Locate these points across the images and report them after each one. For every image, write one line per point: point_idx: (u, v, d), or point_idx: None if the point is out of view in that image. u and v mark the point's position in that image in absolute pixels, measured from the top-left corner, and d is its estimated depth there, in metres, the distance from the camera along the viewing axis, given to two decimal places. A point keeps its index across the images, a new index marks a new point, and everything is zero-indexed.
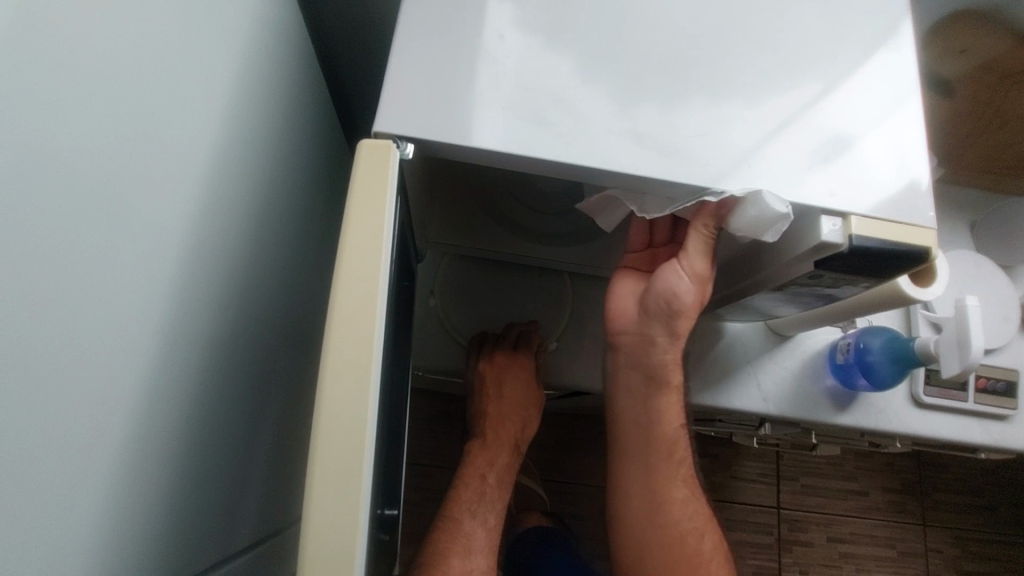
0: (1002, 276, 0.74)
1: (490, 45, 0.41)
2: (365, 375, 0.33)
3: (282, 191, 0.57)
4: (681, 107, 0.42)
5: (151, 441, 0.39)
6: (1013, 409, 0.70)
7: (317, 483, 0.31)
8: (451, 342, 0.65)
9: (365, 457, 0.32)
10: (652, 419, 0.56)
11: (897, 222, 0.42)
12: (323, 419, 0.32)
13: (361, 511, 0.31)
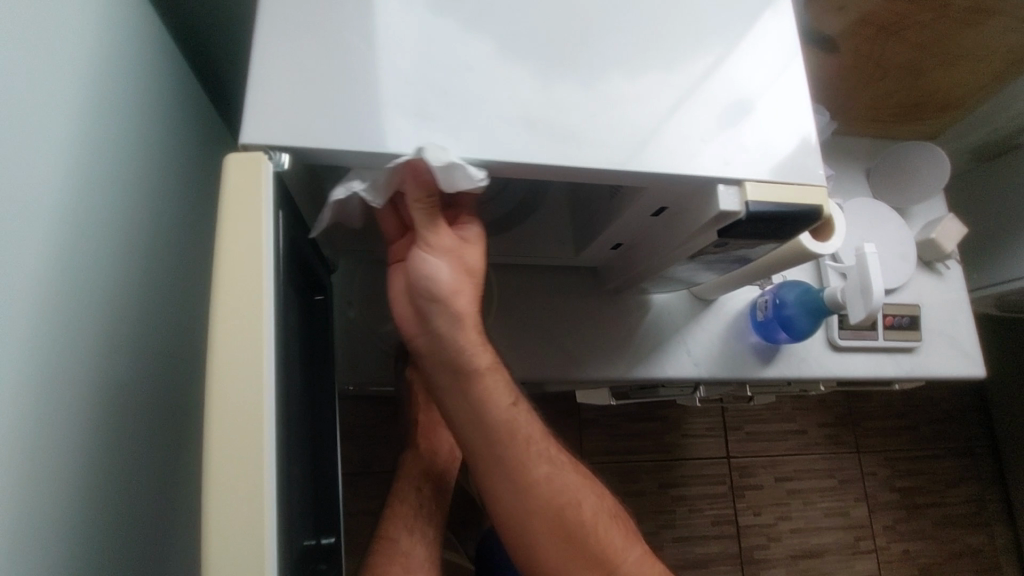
0: (897, 218, 0.79)
1: (371, 32, 0.38)
2: (257, 415, 0.31)
3: (143, 211, 0.51)
4: (579, 86, 0.41)
5: (26, 514, 0.35)
6: (917, 341, 0.75)
7: (215, 539, 0.30)
8: (376, 351, 0.62)
9: (266, 505, 0.30)
10: (477, 407, 0.47)
11: (791, 183, 0.43)
12: (213, 467, 0.30)
13: (266, 555, 0.30)
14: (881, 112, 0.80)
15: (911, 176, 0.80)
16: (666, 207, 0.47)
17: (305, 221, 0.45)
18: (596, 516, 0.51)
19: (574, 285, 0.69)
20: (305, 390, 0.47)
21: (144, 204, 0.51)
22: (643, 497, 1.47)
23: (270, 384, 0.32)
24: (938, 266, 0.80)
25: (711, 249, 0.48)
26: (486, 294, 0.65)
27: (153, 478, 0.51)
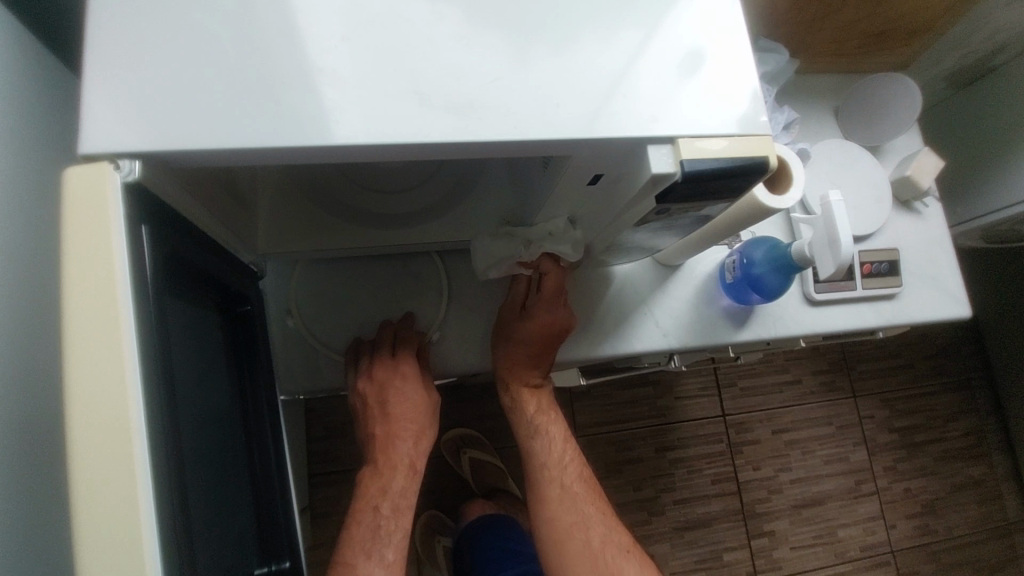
0: (870, 157, 0.74)
1: (277, 5, 0.34)
2: (127, 447, 0.27)
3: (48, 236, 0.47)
4: (544, 39, 0.37)
5: None
6: (899, 287, 0.71)
7: None
8: (322, 356, 0.59)
9: (149, 555, 0.27)
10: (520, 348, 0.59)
11: (733, 136, 0.39)
12: (83, 509, 0.27)
13: None
14: (846, 45, 0.74)
15: (885, 111, 0.75)
16: (601, 174, 0.43)
17: (203, 232, 0.41)
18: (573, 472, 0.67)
19: None
20: (230, 412, 0.43)
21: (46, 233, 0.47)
22: (641, 465, 1.46)
23: (141, 410, 0.28)
24: (917, 204, 0.76)
25: (654, 215, 0.44)
26: (436, 282, 0.61)
27: None
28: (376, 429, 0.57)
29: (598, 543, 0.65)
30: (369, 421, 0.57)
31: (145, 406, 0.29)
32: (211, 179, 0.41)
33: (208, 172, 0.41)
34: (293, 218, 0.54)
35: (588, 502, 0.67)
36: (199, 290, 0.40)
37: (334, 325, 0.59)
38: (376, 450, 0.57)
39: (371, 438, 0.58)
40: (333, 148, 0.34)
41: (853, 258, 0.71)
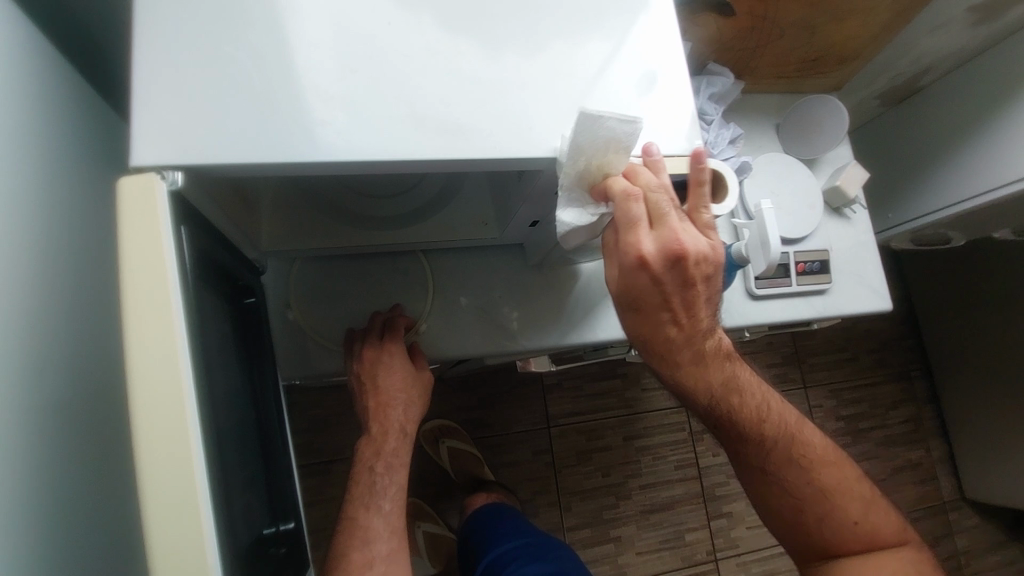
0: (804, 169, 0.84)
1: (289, 42, 0.40)
2: (179, 403, 0.33)
3: (72, 240, 0.52)
4: (512, 58, 0.45)
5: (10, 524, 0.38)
6: (828, 284, 0.82)
7: (153, 529, 0.32)
8: (316, 346, 0.64)
9: (200, 496, 0.33)
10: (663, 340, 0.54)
11: (673, 156, 0.47)
12: (143, 456, 0.32)
13: (206, 528, 0.33)
14: (786, 69, 0.84)
15: (818, 128, 0.85)
16: None
17: (220, 231, 0.46)
18: (783, 420, 0.64)
19: (506, 262, 0.71)
20: (244, 391, 0.49)
21: (70, 232, 0.52)
22: (610, 452, 1.55)
23: (189, 374, 0.34)
24: (846, 211, 0.86)
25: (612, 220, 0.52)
26: (421, 278, 0.68)
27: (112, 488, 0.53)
28: (371, 404, 0.62)
29: (825, 484, 0.64)
30: (365, 398, 0.62)
31: (191, 369, 0.34)
32: (229, 185, 0.47)
33: (227, 180, 0.47)
34: (292, 219, 0.60)
35: (797, 445, 0.64)
36: (220, 281, 0.46)
37: (329, 319, 0.65)
38: (373, 421, 0.61)
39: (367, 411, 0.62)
40: (342, 161, 0.41)
41: (789, 258, 0.80)
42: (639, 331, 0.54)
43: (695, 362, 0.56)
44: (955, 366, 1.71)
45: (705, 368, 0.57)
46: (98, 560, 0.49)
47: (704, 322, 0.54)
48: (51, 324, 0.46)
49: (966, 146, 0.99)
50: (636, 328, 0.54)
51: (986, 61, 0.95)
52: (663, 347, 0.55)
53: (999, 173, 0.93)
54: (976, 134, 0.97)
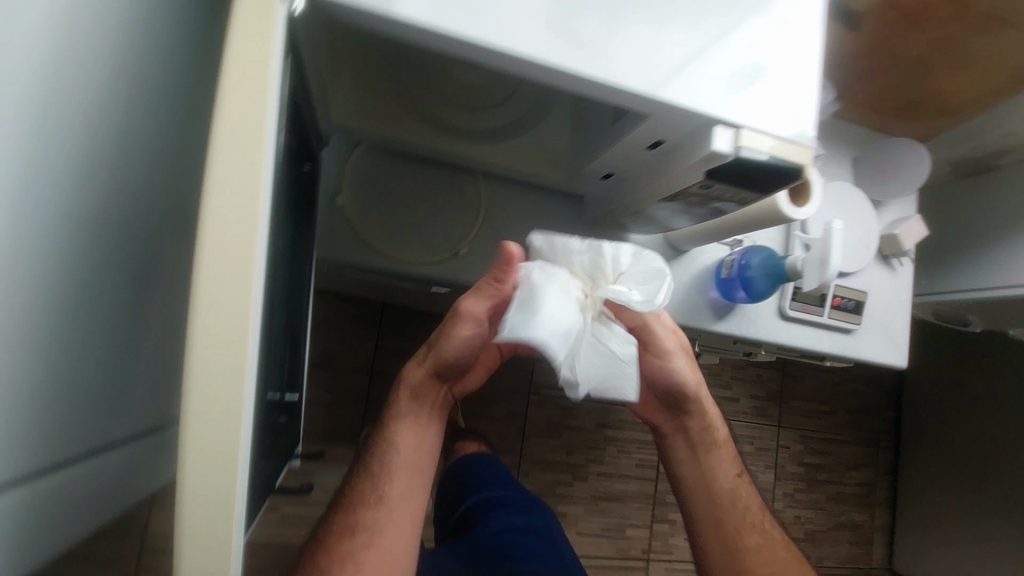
0: (870, 207, 0.82)
1: None
2: (251, 227, 0.30)
3: (146, 55, 0.50)
4: None
5: (10, 305, 0.38)
6: (856, 325, 0.82)
7: (197, 350, 0.30)
8: (352, 236, 0.62)
9: (249, 334, 0.30)
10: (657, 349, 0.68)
11: (784, 140, 0.45)
12: (202, 272, 0.30)
13: (249, 365, 0.30)
14: (885, 103, 0.81)
15: (895, 172, 0.83)
16: (663, 141, 0.48)
17: (306, 81, 0.45)
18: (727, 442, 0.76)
19: (560, 211, 0.70)
20: (286, 254, 0.47)
21: (145, 43, 0.50)
22: (579, 432, 1.58)
23: (265, 202, 0.31)
24: (894, 261, 0.85)
25: (698, 188, 0.49)
26: (474, 200, 0.66)
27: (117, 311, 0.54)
28: (439, 331, 0.67)
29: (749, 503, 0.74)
30: (443, 324, 0.66)
31: (268, 198, 0.32)
32: (321, 39, 0.45)
33: (324, 32, 0.44)
34: (367, 100, 0.58)
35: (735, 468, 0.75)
36: (293, 133, 0.45)
37: (375, 215, 0.63)
38: (434, 342, 0.68)
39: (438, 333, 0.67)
40: (452, 40, 0.38)
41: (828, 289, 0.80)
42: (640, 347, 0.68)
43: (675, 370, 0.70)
44: (926, 447, 1.74)
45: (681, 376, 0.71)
46: (87, 372, 0.50)
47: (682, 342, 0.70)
48: (88, 124, 0.44)
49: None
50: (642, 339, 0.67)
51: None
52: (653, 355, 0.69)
53: None
54: None
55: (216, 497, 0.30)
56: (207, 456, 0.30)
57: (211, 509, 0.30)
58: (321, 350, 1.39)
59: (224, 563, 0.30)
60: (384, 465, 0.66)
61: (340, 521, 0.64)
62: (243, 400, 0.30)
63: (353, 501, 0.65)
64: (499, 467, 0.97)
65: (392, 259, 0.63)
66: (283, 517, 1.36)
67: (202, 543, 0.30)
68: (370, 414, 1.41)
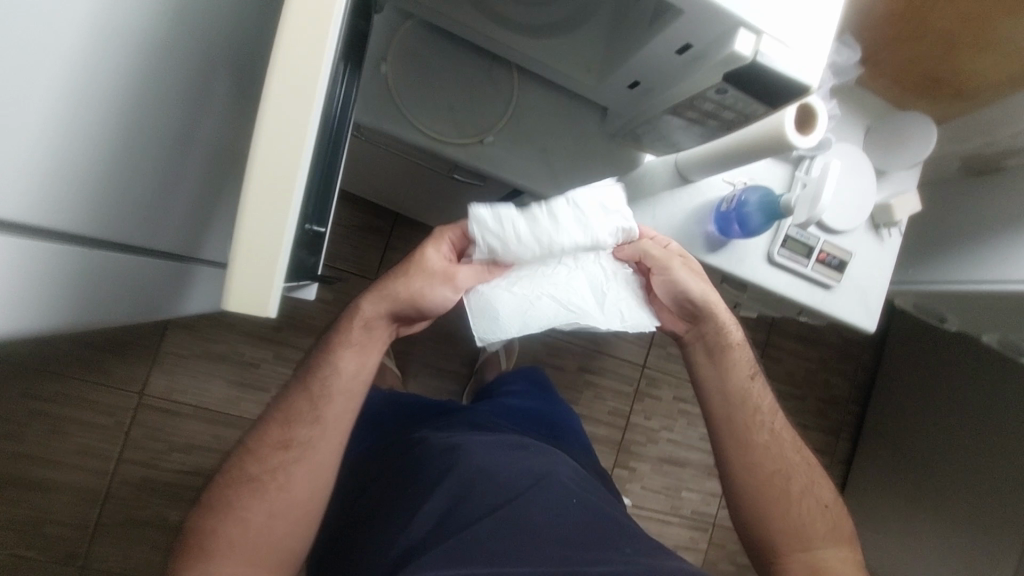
0: (871, 174, 0.87)
1: None
2: (328, 16, 0.34)
3: None
4: None
5: (93, 74, 0.44)
6: (835, 281, 0.88)
7: (269, 112, 0.34)
8: (388, 104, 0.67)
9: (313, 111, 0.35)
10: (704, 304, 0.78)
11: (800, 52, 0.49)
12: (282, 45, 0.34)
13: (308, 135, 0.35)
14: (906, 77, 0.85)
15: (904, 144, 0.87)
16: (691, 45, 0.52)
17: None
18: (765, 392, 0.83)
19: (582, 120, 0.74)
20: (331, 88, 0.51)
21: None
22: (561, 371, 1.67)
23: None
24: (883, 231, 0.90)
25: (713, 93, 0.53)
26: (505, 93, 0.71)
27: (173, 128, 0.59)
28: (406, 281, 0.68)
29: (782, 433, 0.82)
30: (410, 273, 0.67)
31: None
32: None
33: None
34: None
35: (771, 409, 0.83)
36: None
37: (411, 89, 0.67)
38: (396, 290, 0.68)
39: (402, 280, 0.68)
40: None
41: (816, 243, 0.85)
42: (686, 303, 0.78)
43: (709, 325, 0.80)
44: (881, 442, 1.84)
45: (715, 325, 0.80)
46: (142, 172, 0.56)
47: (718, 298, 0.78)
48: None
49: (1013, 235, 1.03)
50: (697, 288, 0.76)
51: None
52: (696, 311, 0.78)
53: None
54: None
55: (263, 245, 0.35)
56: (261, 208, 0.35)
57: (259, 256, 0.35)
58: (330, 249, 1.45)
59: (262, 304, 0.36)
60: (324, 385, 0.69)
61: (284, 424, 0.69)
62: (299, 168, 0.35)
63: (294, 412, 0.69)
64: (525, 379, 1.11)
65: (422, 132, 0.68)
66: (273, 398, 1.45)
67: (248, 283, 0.36)
68: None
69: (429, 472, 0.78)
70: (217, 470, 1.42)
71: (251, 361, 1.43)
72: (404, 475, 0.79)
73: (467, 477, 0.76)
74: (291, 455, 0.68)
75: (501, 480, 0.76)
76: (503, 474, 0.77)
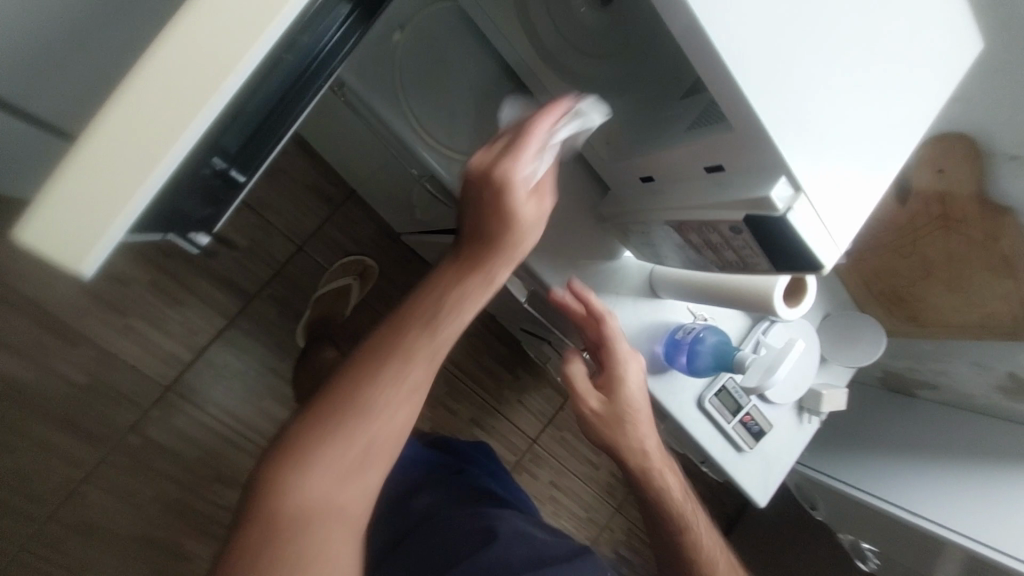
0: (815, 360, 0.86)
1: None
2: None
3: None
4: (803, 31, 0.42)
5: None
6: (748, 447, 0.86)
7: (189, 20, 0.26)
8: (386, 79, 0.58)
9: (261, 38, 0.27)
10: (618, 406, 0.61)
11: (825, 226, 0.45)
12: None
13: (236, 70, 0.26)
14: (874, 282, 0.88)
15: (850, 344, 0.88)
16: (721, 167, 0.48)
17: None
18: (690, 504, 0.67)
19: (576, 192, 0.70)
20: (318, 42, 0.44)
21: None
22: (452, 414, 1.58)
23: None
24: (803, 414, 0.91)
25: (726, 229, 0.48)
26: None
27: None
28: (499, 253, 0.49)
29: (715, 546, 0.66)
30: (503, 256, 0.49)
31: None
32: None
33: None
34: None
35: (697, 519, 0.66)
36: None
37: (417, 74, 0.59)
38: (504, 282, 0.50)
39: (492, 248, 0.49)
40: None
41: (745, 403, 0.84)
42: (604, 413, 0.61)
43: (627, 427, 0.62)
44: None
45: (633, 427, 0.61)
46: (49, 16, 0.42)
47: (637, 374, 0.62)
48: None
49: (905, 464, 1.08)
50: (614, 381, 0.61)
51: (987, 423, 1.04)
52: (615, 420, 0.61)
53: (907, 500, 1.01)
54: (924, 464, 1.05)
55: (117, 169, 0.24)
56: (136, 116, 0.24)
57: (90, 191, 0.24)
58: (268, 197, 1.28)
59: (74, 260, 0.24)
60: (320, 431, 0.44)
61: (405, 339, 0.47)
62: (216, 96, 0.26)
63: (403, 331, 0.47)
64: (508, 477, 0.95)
65: (411, 123, 0.59)
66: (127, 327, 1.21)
67: (69, 215, 0.24)
68: (275, 282, 1.31)
69: (457, 528, 0.68)
70: (19, 382, 1.14)
71: (121, 276, 1.19)
72: (422, 530, 0.70)
73: (502, 543, 0.64)
74: (392, 374, 0.45)
75: (534, 560, 0.63)
76: (530, 551, 0.64)
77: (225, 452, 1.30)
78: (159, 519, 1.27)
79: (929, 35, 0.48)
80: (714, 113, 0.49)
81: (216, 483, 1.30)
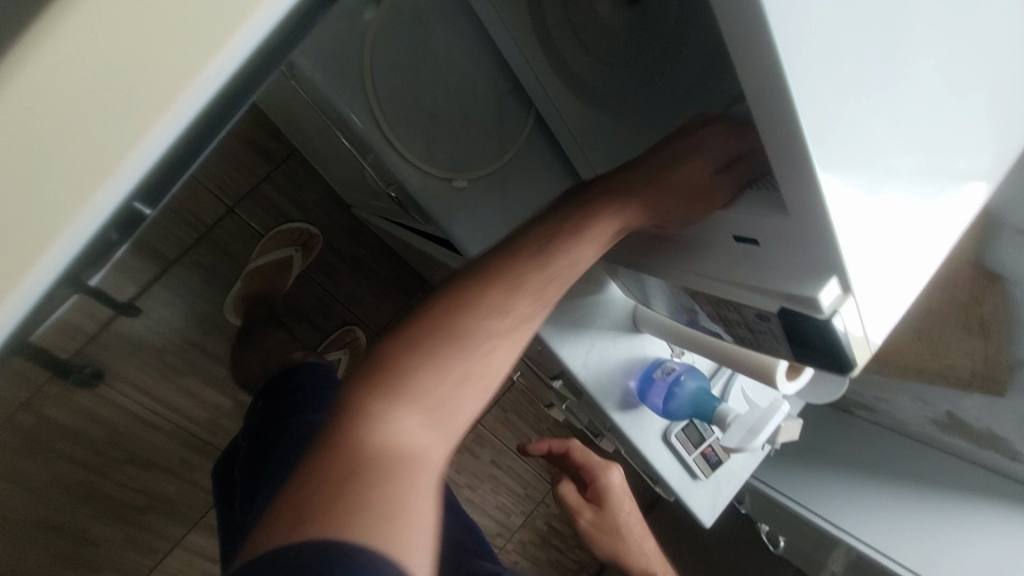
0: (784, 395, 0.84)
1: None
2: (138, 121, 0.22)
3: None
4: (892, 107, 0.35)
5: None
6: (704, 476, 0.83)
7: None
8: (354, 68, 0.47)
9: (46, 248, 0.21)
10: (603, 499, 0.66)
11: (864, 330, 0.40)
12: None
13: (20, 280, 0.21)
14: None
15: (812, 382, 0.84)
16: (752, 241, 0.41)
17: None
18: None
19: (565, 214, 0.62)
20: (258, 62, 0.30)
21: None
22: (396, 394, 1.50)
23: (183, 105, 0.22)
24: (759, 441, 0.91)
25: (751, 313, 0.42)
26: (508, 139, 0.53)
27: None
28: (584, 214, 0.48)
29: None
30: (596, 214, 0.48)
31: (191, 104, 0.23)
32: None
33: None
34: None
35: None
36: None
37: (394, 66, 0.48)
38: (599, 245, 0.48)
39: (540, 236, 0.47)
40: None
41: (709, 436, 0.82)
42: (591, 512, 0.65)
43: (609, 522, 0.65)
44: None
45: (616, 518, 0.66)
46: None
47: (615, 473, 0.67)
48: None
49: (845, 485, 1.10)
50: (602, 480, 0.66)
51: (915, 446, 1.11)
52: (603, 512, 0.65)
53: (837, 514, 1.04)
54: (865, 485, 1.08)
55: None
56: None
57: None
58: None
59: None
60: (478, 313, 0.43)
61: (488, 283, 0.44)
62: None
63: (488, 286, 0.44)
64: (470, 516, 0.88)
65: (383, 129, 0.48)
66: None
67: None
68: (198, 247, 1.13)
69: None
70: None
71: None
72: None
73: None
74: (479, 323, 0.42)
75: None
76: None
77: (138, 432, 1.16)
78: (57, 505, 1.11)
79: (998, 115, 0.43)
80: (761, 175, 0.41)
81: (127, 465, 1.16)
